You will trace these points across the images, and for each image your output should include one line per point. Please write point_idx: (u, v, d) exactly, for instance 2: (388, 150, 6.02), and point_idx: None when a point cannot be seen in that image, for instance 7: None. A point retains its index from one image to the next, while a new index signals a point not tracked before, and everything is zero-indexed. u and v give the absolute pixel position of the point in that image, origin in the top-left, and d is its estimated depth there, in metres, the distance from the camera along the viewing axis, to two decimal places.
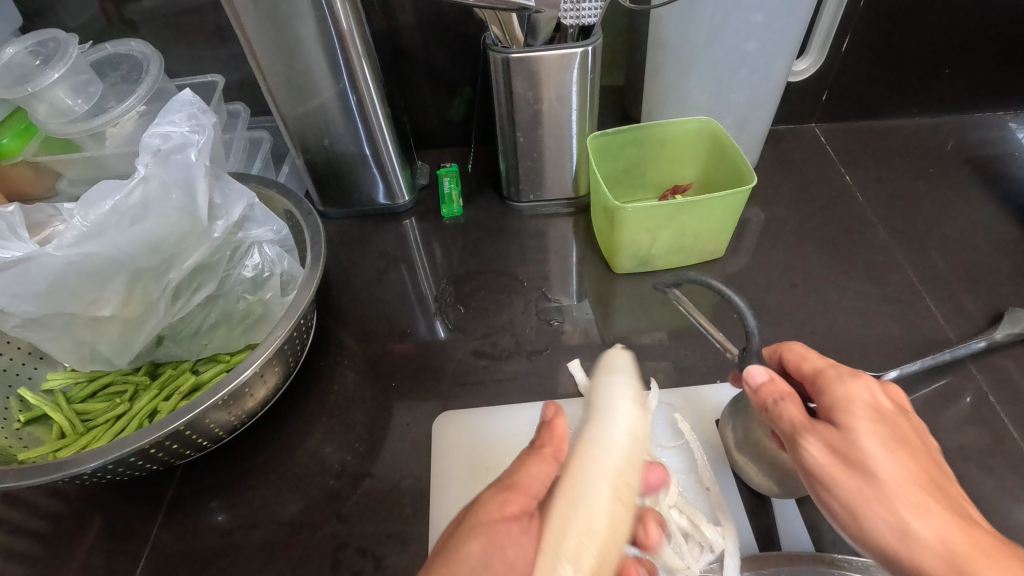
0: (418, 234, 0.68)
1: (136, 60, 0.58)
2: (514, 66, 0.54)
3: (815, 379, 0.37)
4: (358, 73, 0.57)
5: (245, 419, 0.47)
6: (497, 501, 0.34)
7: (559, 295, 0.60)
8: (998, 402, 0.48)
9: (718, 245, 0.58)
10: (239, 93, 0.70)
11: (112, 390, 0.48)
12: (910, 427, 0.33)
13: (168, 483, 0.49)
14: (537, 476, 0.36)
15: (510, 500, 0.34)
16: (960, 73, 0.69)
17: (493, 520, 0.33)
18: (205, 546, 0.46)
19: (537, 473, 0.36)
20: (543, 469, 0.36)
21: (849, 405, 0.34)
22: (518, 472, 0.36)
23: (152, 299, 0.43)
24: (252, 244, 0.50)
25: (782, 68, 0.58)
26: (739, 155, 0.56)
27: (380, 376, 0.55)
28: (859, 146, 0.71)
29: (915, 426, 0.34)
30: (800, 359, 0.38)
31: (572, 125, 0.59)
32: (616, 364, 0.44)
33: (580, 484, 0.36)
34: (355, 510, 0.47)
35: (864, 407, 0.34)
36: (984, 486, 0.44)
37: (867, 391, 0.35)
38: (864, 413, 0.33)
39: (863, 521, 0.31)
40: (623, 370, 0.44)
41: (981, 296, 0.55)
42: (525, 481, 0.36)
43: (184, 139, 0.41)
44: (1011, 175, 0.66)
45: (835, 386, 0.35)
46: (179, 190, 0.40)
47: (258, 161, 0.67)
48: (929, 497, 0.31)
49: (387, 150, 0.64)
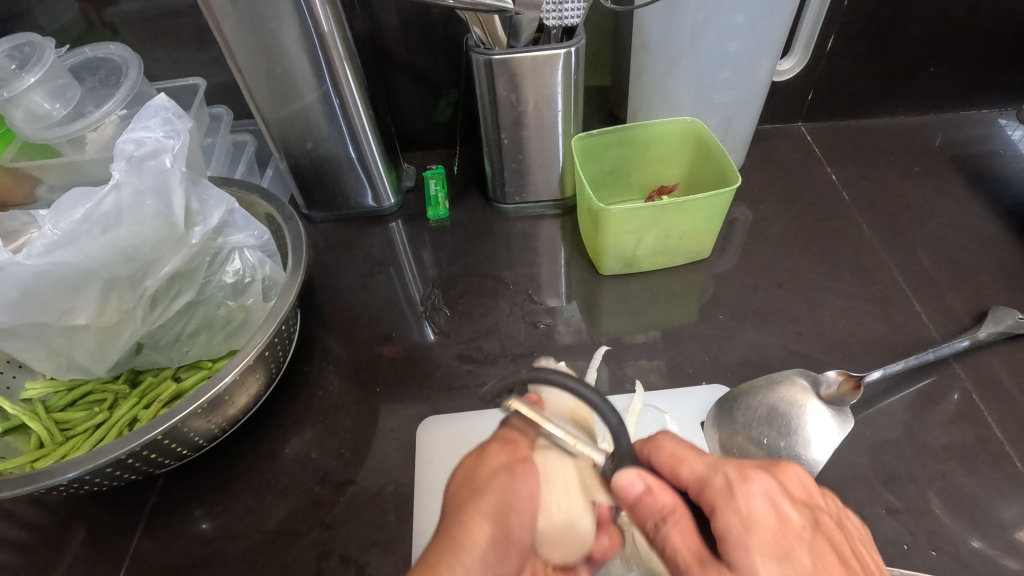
0: (404, 237, 0.67)
1: (114, 63, 0.57)
2: (496, 68, 0.53)
3: (697, 481, 0.33)
4: (340, 75, 0.56)
5: (226, 427, 0.46)
6: (500, 452, 0.36)
7: (546, 298, 0.59)
8: (983, 401, 0.48)
9: (704, 246, 0.58)
10: (222, 96, 0.69)
11: (92, 398, 0.48)
12: (816, 551, 0.29)
13: (150, 492, 0.49)
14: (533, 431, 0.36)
15: (514, 450, 0.36)
16: (945, 71, 0.69)
17: (501, 467, 0.36)
18: (187, 555, 0.46)
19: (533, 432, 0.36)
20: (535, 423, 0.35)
21: (748, 526, 0.30)
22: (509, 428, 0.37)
23: (129, 306, 0.42)
24: (232, 249, 0.49)
25: (766, 68, 0.58)
26: (724, 155, 0.56)
27: (365, 381, 0.55)
28: (845, 145, 0.71)
29: (822, 524, 0.31)
30: (674, 455, 0.34)
31: (557, 126, 0.58)
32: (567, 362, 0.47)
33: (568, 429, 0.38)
34: (340, 517, 0.46)
35: (766, 524, 0.30)
36: (969, 485, 0.44)
37: (760, 498, 0.31)
38: (762, 549, 0.29)
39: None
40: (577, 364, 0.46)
41: (966, 295, 0.55)
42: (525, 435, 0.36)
43: (158, 144, 0.40)
44: (996, 173, 0.67)
45: (729, 516, 0.30)
46: (153, 197, 0.40)
47: (241, 165, 0.66)
48: None
49: (371, 153, 0.63)
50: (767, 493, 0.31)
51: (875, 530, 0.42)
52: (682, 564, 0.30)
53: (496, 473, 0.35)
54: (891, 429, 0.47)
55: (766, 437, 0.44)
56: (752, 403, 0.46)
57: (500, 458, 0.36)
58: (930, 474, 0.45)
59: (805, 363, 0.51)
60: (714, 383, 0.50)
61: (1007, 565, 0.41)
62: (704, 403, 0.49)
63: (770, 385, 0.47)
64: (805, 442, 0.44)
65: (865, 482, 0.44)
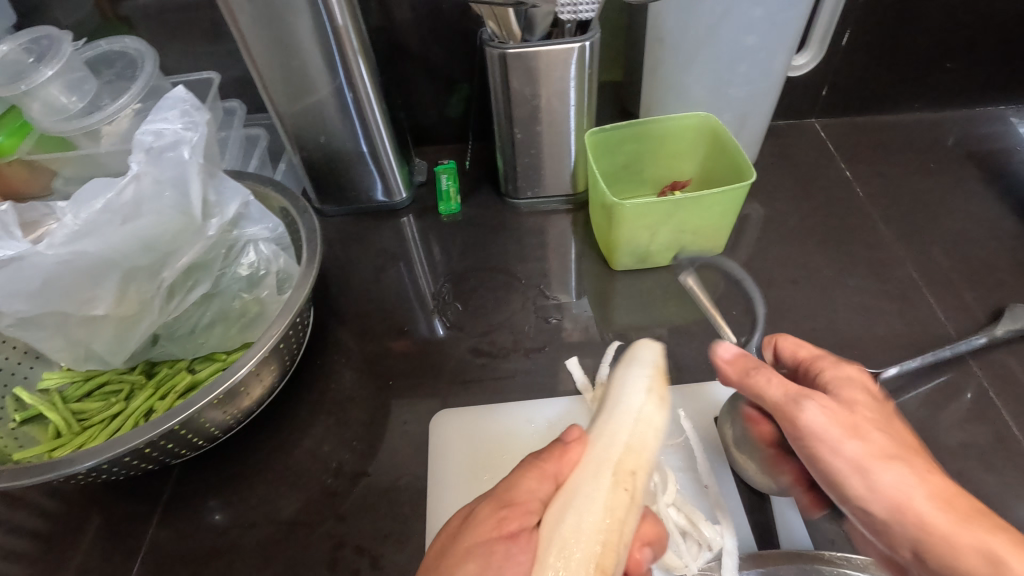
0: (416, 232, 0.68)
1: (131, 57, 0.58)
2: (510, 62, 0.53)
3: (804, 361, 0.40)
4: (354, 68, 0.56)
5: (241, 418, 0.47)
6: (493, 516, 0.33)
7: (558, 293, 0.59)
8: (1000, 399, 0.48)
9: (718, 242, 0.58)
10: (236, 90, 0.69)
11: (108, 389, 0.48)
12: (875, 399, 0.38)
13: (165, 483, 0.49)
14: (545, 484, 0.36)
15: (508, 518, 0.34)
16: (963, 67, 0.68)
17: (488, 541, 0.32)
18: (202, 546, 0.46)
19: (538, 488, 0.36)
20: (555, 473, 0.37)
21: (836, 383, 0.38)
22: (511, 488, 0.35)
23: (146, 297, 0.43)
24: (247, 242, 0.50)
25: (782, 63, 0.58)
26: (739, 150, 0.55)
27: (378, 374, 0.55)
28: (860, 141, 0.70)
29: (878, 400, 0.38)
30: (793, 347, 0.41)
31: (570, 121, 0.58)
32: (640, 358, 0.43)
33: (582, 484, 0.36)
34: (353, 509, 0.47)
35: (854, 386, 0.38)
36: (986, 483, 0.44)
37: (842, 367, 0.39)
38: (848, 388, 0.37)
39: (860, 479, 0.34)
40: (649, 367, 0.43)
41: (983, 292, 0.54)
42: (526, 496, 0.35)
43: (177, 136, 0.41)
44: (1013, 170, 0.66)
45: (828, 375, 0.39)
46: (172, 188, 0.40)
47: (254, 159, 0.66)
48: (889, 463, 0.34)
49: (384, 147, 0.63)
50: (848, 368, 0.39)
51: None
52: (777, 406, 0.37)
53: (481, 546, 0.32)
54: (906, 426, 0.47)
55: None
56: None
57: (493, 530, 0.33)
58: (946, 471, 0.44)
59: None
60: None
61: None
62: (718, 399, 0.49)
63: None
64: None
65: None
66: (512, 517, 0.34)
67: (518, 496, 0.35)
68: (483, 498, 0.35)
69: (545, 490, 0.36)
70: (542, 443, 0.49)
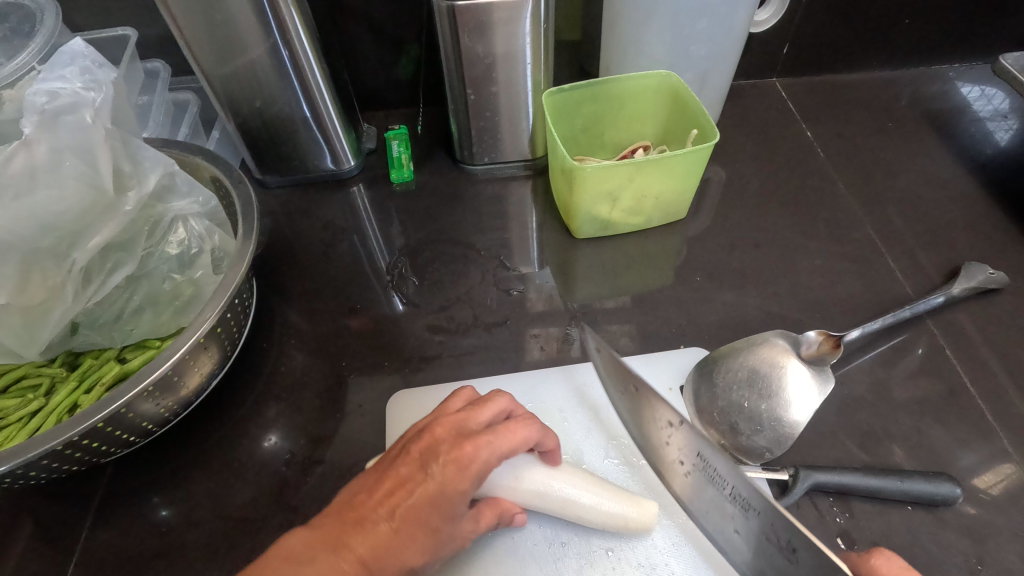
0: (367, 202, 0.63)
1: (28, 10, 0.51)
2: (460, 17, 0.49)
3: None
4: (288, 24, 0.51)
5: (179, 410, 0.43)
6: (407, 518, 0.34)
7: (518, 263, 0.57)
8: (951, 354, 0.49)
9: (681, 206, 0.56)
10: (159, 49, 0.63)
11: (25, 384, 0.43)
12: None
13: (98, 483, 0.45)
14: (486, 415, 0.37)
15: (440, 424, 0.37)
16: (919, 23, 0.67)
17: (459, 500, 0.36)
18: (146, 545, 0.43)
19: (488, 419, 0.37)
20: (499, 412, 0.38)
21: None
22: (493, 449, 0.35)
23: (56, 282, 0.38)
24: (175, 217, 0.44)
25: (745, 18, 0.55)
26: (701, 109, 0.53)
27: (331, 355, 0.51)
28: (820, 101, 0.70)
29: None
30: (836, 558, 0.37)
31: (526, 80, 0.55)
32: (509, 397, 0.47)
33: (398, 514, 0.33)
34: (307, 499, 0.44)
35: None
36: (940, 437, 0.44)
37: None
38: None
39: None
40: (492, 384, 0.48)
41: (938, 252, 0.55)
42: (399, 469, 0.35)
43: (76, 96, 0.37)
44: (966, 127, 0.66)
45: None
46: (74, 157, 0.36)
47: (184, 126, 0.61)
48: None
49: (327, 112, 0.58)
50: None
51: (861, 500, 0.41)
52: None
53: (387, 499, 0.34)
54: (863, 385, 0.47)
55: (680, 454, 0.38)
56: (637, 405, 0.41)
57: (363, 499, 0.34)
58: (904, 429, 0.45)
59: (783, 324, 0.50)
60: (693, 346, 0.49)
61: (982, 515, 0.41)
62: (685, 366, 0.47)
63: (619, 380, 0.42)
64: (785, 403, 0.42)
65: (839, 440, 0.44)
66: (461, 462, 0.35)
67: (433, 467, 0.34)
68: (428, 451, 0.35)
69: (467, 483, 0.34)
70: None
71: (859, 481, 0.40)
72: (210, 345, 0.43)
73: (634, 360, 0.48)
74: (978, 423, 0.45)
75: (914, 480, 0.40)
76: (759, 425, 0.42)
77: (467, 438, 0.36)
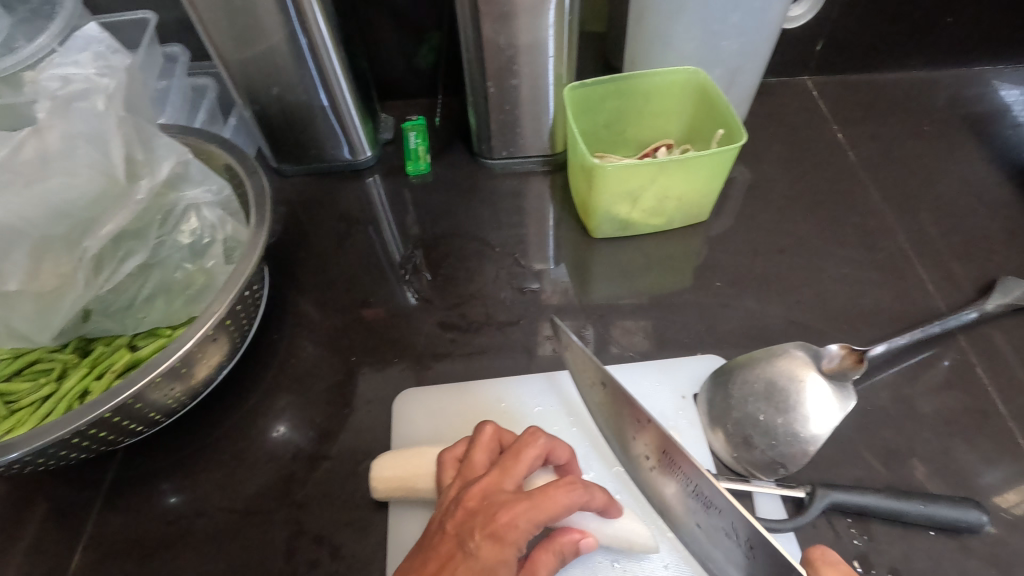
0: (383, 193, 0.63)
1: None
2: (482, 8, 0.48)
3: None
4: (308, 11, 0.50)
5: (188, 400, 0.43)
6: None
7: (534, 261, 0.56)
8: (983, 372, 0.46)
9: (704, 208, 0.54)
10: (179, 34, 0.62)
11: (37, 368, 0.43)
12: None
13: (107, 469, 0.45)
14: (520, 470, 0.36)
15: (470, 494, 0.35)
16: (963, 22, 0.64)
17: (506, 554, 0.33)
18: (152, 534, 0.43)
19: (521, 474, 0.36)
20: (533, 462, 0.37)
21: None
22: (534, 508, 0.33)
23: (67, 269, 0.37)
24: (188, 206, 0.44)
25: (779, 13, 0.53)
26: (729, 108, 0.51)
27: (341, 349, 0.51)
28: (853, 101, 0.67)
29: None
30: None
31: (549, 73, 0.53)
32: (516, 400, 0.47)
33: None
34: (312, 495, 0.43)
35: None
36: (968, 460, 0.42)
37: None
38: None
39: None
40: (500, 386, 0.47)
41: (973, 264, 0.52)
42: (439, 549, 0.33)
43: (89, 83, 0.38)
44: (1008, 133, 0.63)
45: None
46: (87, 144, 0.37)
47: (201, 112, 0.61)
48: None
49: (345, 101, 0.58)
50: None
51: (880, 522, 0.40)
52: None
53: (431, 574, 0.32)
54: (889, 401, 0.45)
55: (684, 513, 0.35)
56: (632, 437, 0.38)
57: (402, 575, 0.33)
58: (930, 450, 0.43)
59: (806, 334, 0.49)
60: (711, 353, 0.48)
61: (1008, 543, 0.39)
62: (700, 373, 0.46)
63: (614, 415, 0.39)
64: (805, 418, 0.40)
65: (859, 458, 0.43)
66: (498, 531, 0.33)
67: (471, 543, 0.32)
68: (460, 518, 0.34)
69: (509, 551, 0.32)
70: (512, 421, 0.46)
71: (881, 503, 0.38)
72: (218, 337, 0.42)
73: (649, 365, 0.47)
74: (1009, 447, 0.43)
75: (941, 506, 0.39)
76: (775, 439, 0.40)
77: (500, 505, 0.34)
